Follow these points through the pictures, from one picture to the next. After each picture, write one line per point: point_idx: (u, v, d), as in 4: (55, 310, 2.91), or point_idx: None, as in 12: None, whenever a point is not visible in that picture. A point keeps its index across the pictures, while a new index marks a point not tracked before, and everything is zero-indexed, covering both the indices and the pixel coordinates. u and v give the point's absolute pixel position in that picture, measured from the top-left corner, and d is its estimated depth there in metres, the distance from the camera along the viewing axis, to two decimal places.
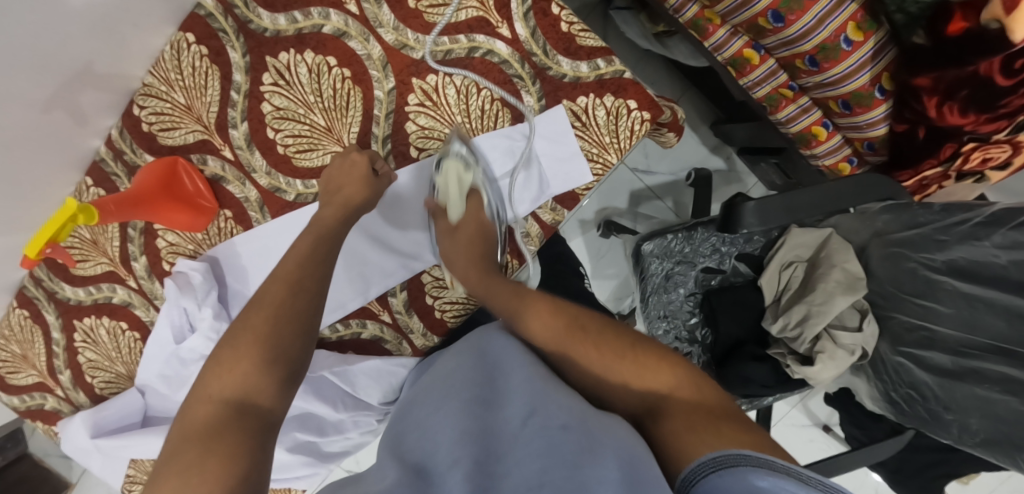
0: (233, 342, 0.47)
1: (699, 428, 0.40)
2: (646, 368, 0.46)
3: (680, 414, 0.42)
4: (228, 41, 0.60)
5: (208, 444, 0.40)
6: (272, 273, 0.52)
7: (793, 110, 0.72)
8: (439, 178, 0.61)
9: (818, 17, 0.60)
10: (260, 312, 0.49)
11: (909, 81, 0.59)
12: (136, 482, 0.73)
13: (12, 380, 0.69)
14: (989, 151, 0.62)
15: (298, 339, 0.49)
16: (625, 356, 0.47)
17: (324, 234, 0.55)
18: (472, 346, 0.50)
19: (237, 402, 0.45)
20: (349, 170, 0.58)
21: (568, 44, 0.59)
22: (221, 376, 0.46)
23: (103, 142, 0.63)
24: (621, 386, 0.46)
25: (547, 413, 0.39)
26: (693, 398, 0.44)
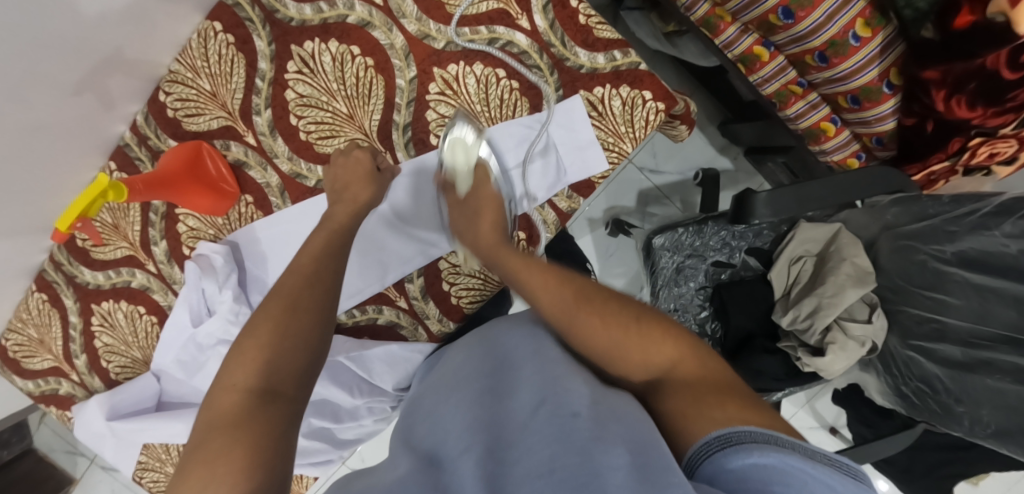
0: (252, 330, 0.44)
1: (709, 401, 0.38)
2: (652, 341, 0.43)
3: (687, 390, 0.39)
4: (254, 30, 0.62)
5: (234, 433, 0.37)
6: (289, 268, 0.50)
7: (802, 106, 0.74)
8: (446, 150, 0.62)
9: (827, 14, 0.62)
10: (279, 302, 0.46)
11: (918, 73, 0.61)
12: (148, 469, 0.73)
13: (28, 364, 0.70)
14: (995, 145, 0.62)
15: (317, 329, 0.46)
16: (631, 329, 0.44)
17: (338, 228, 0.55)
18: (484, 338, 0.48)
19: (262, 390, 0.41)
20: (353, 167, 0.59)
21: (586, 35, 0.60)
22: (243, 364, 0.42)
23: (128, 128, 0.65)
24: (623, 358, 0.43)
25: (565, 399, 0.36)
26: (698, 372, 0.42)
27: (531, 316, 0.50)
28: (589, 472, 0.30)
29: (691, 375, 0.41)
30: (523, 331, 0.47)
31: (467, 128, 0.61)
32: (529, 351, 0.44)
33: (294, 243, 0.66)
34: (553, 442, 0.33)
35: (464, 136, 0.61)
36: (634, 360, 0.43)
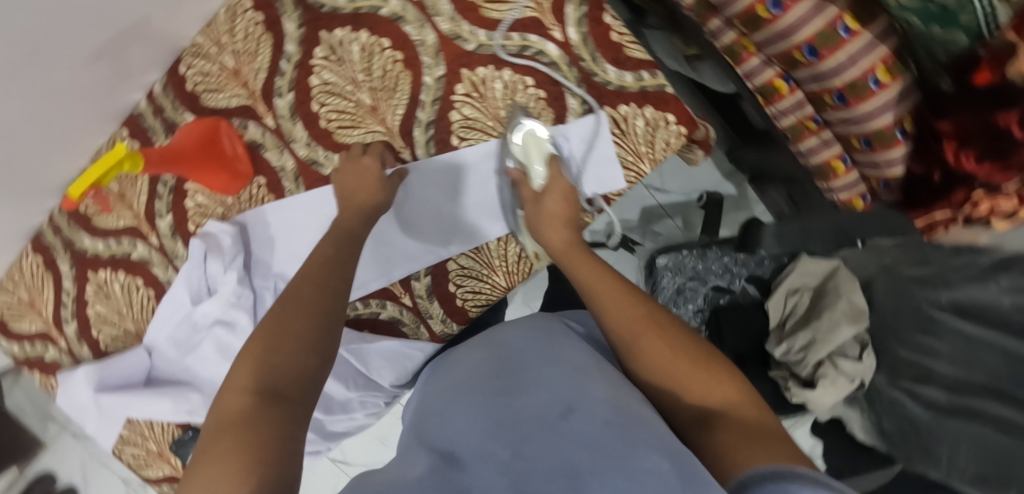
0: (262, 335, 0.44)
1: (756, 440, 0.36)
2: (714, 380, 0.42)
3: (735, 428, 0.38)
4: (285, 12, 0.61)
5: (241, 432, 0.37)
6: (298, 274, 0.51)
7: (816, 142, 0.75)
8: (518, 146, 0.60)
9: (851, 55, 0.63)
10: (287, 310, 0.46)
11: (932, 122, 0.61)
12: (128, 443, 0.72)
13: (17, 326, 0.69)
14: (998, 202, 0.58)
15: (324, 333, 0.45)
16: (692, 360, 0.43)
17: (343, 234, 0.56)
18: (493, 342, 0.48)
19: (269, 390, 0.40)
20: (360, 174, 0.60)
21: (617, 53, 0.60)
22: (251, 367, 0.42)
23: (145, 97, 0.64)
24: (680, 383, 0.42)
25: (582, 405, 0.36)
26: (755, 418, 0.39)
27: (544, 327, 0.50)
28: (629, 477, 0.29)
29: (747, 419, 0.39)
30: (535, 336, 0.47)
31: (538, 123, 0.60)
32: (539, 355, 0.44)
33: (301, 230, 0.64)
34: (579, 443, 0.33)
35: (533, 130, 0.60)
36: (689, 391, 0.42)
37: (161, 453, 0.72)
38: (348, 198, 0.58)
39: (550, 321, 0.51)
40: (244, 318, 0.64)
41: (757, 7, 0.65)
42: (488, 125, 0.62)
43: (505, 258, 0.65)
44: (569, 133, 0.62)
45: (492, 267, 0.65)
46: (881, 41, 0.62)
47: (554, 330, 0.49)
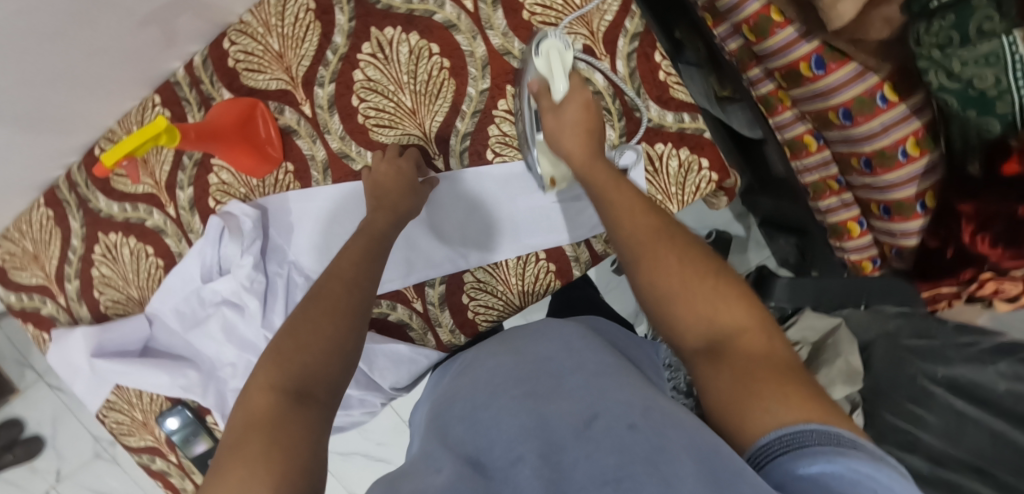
0: (292, 331, 0.44)
1: (763, 383, 0.36)
2: (724, 303, 0.41)
3: (742, 361, 0.38)
4: (338, 3, 0.60)
5: (272, 433, 0.36)
6: (327, 270, 0.50)
7: (835, 202, 0.76)
8: (540, 59, 0.57)
9: (885, 125, 0.65)
10: (317, 307, 0.45)
11: (956, 204, 0.64)
12: (114, 409, 0.70)
13: (17, 276, 0.67)
14: (1005, 284, 0.61)
15: (354, 333, 0.45)
16: (707, 279, 0.43)
17: (377, 235, 0.54)
18: (516, 347, 0.48)
19: (296, 388, 0.40)
20: (393, 175, 0.59)
21: (662, 92, 0.62)
22: (279, 365, 0.41)
23: (182, 66, 0.63)
24: (690, 303, 0.42)
25: (609, 412, 0.36)
26: (764, 348, 0.39)
27: (563, 331, 0.49)
28: (657, 478, 0.29)
29: (755, 348, 0.39)
30: (560, 346, 0.46)
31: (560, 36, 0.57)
32: (567, 364, 0.43)
33: (322, 221, 0.64)
34: (610, 453, 0.32)
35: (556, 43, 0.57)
36: (698, 310, 0.41)
37: (146, 423, 0.71)
38: (377, 197, 0.57)
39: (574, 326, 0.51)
40: (253, 302, 0.63)
41: (801, 64, 0.67)
42: None
43: (521, 276, 0.65)
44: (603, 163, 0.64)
45: (508, 283, 0.66)
46: (915, 114, 0.65)
47: (576, 336, 0.49)
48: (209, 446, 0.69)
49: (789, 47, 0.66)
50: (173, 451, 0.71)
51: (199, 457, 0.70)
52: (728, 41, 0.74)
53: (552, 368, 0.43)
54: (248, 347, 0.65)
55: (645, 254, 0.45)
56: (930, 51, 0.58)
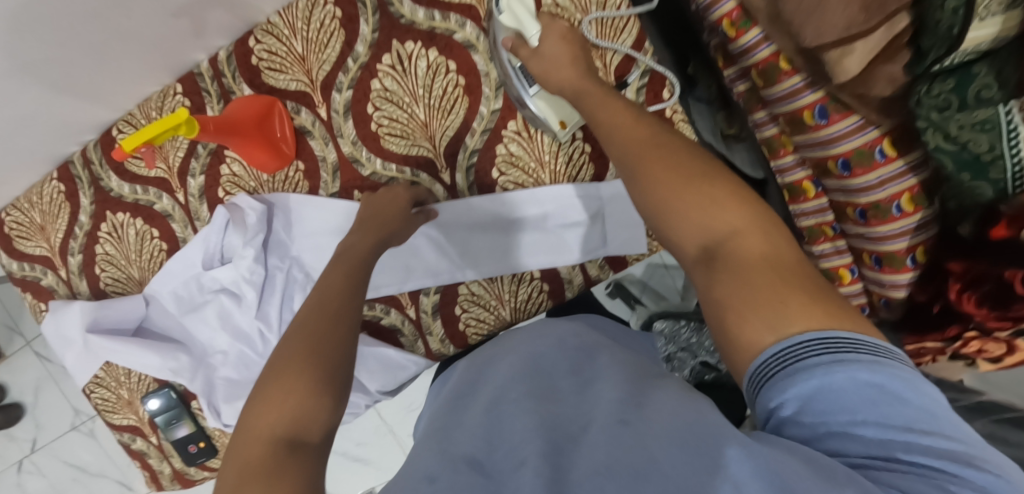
0: (276, 379, 0.43)
1: (762, 288, 0.35)
2: (721, 207, 0.40)
3: (738, 268, 0.37)
4: (363, 13, 0.62)
5: (268, 478, 0.34)
6: (305, 307, 0.50)
7: (829, 248, 0.77)
8: (506, 15, 0.58)
9: (881, 178, 0.67)
10: (302, 345, 0.45)
11: (944, 262, 0.66)
12: (101, 385, 0.70)
13: (21, 245, 0.69)
14: (987, 344, 0.62)
15: (342, 367, 0.45)
16: (693, 182, 0.41)
17: (354, 265, 0.55)
18: (507, 349, 0.50)
19: (289, 434, 0.39)
20: (389, 200, 0.61)
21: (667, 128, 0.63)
22: (268, 413, 0.40)
23: (206, 59, 0.65)
24: (681, 215, 0.41)
25: (601, 415, 0.37)
26: (762, 250, 0.38)
27: (557, 331, 0.52)
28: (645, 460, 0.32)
29: (751, 248, 0.38)
30: (549, 350, 0.48)
31: None
32: (558, 369, 0.45)
33: (328, 222, 0.65)
34: (603, 447, 0.34)
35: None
36: (692, 218, 0.40)
37: (131, 402, 0.71)
38: (366, 219, 0.60)
39: (566, 323, 0.54)
40: (252, 292, 0.65)
41: (805, 112, 0.69)
42: (530, 166, 0.65)
43: (515, 293, 0.67)
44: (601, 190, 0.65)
45: (501, 299, 0.67)
46: (912, 172, 0.66)
47: (568, 335, 0.52)
48: (190, 431, 0.71)
49: (795, 94, 0.68)
50: (154, 432, 0.72)
51: (179, 441, 0.71)
52: (734, 83, 0.75)
53: (543, 374, 0.45)
54: (241, 337, 0.67)
55: (640, 170, 0.44)
56: (929, 113, 0.59)
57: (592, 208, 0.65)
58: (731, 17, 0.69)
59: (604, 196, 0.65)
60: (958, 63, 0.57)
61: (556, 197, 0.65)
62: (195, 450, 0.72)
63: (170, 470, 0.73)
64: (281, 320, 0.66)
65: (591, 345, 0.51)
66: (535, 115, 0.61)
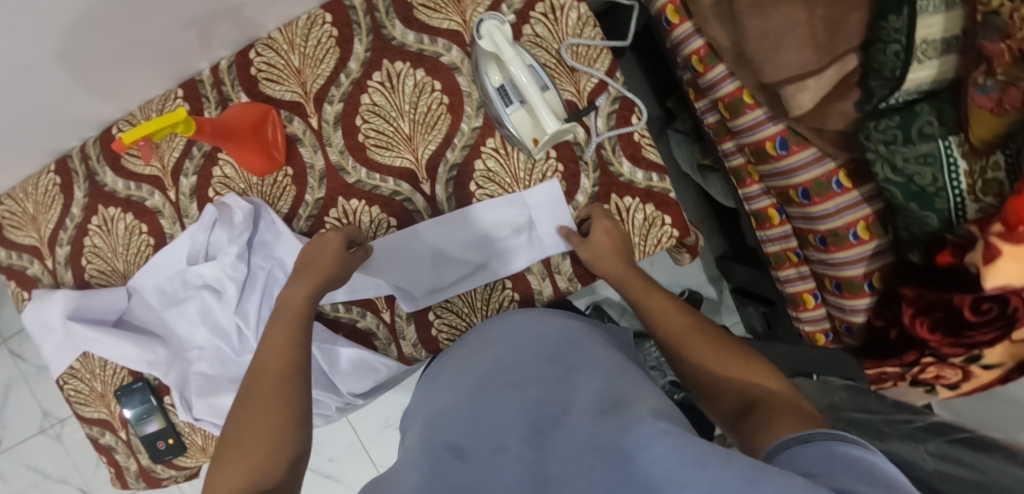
0: (235, 443, 0.48)
1: (783, 418, 0.44)
2: (754, 373, 0.52)
3: (769, 411, 0.46)
4: (358, 34, 0.67)
5: None
6: (255, 368, 0.55)
7: (793, 273, 0.81)
8: (485, 40, 0.61)
9: (838, 207, 0.71)
10: (259, 408, 0.50)
11: (899, 288, 0.69)
12: (76, 377, 0.72)
13: (12, 234, 0.71)
14: (944, 370, 0.68)
15: (296, 421, 0.50)
16: (740, 363, 0.53)
17: (294, 316, 0.59)
18: (491, 338, 0.64)
19: (257, 482, 0.44)
20: (320, 250, 0.62)
21: (635, 151, 0.68)
22: (229, 472, 0.45)
23: (209, 68, 0.70)
24: (727, 383, 0.52)
25: (581, 405, 0.50)
26: (791, 400, 0.48)
27: (544, 326, 0.64)
28: (636, 442, 0.41)
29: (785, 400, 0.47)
30: (528, 343, 0.62)
31: (496, 15, 0.61)
32: (544, 359, 0.58)
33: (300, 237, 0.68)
34: (589, 429, 0.46)
35: (495, 27, 0.61)
36: (739, 386, 0.51)
37: (104, 395, 0.72)
38: (304, 266, 0.62)
39: (564, 318, 0.67)
40: (232, 289, 0.67)
41: (767, 143, 0.73)
42: (506, 182, 0.68)
43: (488, 301, 0.71)
44: (526, 199, 0.68)
45: (473, 307, 0.71)
46: (866, 201, 0.71)
47: (553, 327, 0.64)
48: (160, 427, 0.72)
49: (757, 127, 0.73)
50: (123, 428, 0.72)
51: (148, 437, 0.72)
52: (706, 114, 0.80)
53: (526, 364, 0.58)
54: (219, 332, 0.70)
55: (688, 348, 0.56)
56: (877, 146, 0.63)
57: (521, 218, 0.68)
58: (700, 53, 0.74)
59: (529, 205, 0.68)
60: (902, 102, 0.62)
61: (497, 213, 0.68)
62: (163, 446, 0.72)
63: (136, 467, 0.73)
64: (259, 317, 0.69)
65: (577, 339, 0.62)
66: (511, 134, 0.64)
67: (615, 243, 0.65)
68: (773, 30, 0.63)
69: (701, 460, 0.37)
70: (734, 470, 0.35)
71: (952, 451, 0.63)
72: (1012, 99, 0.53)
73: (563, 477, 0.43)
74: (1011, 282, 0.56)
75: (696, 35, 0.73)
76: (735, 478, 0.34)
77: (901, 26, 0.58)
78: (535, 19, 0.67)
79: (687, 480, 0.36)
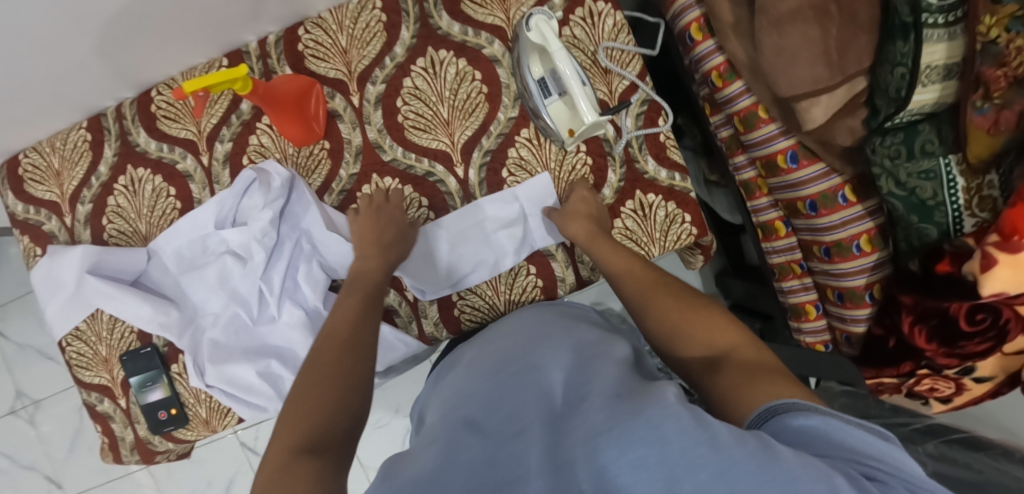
0: (296, 398, 0.48)
1: (756, 379, 0.45)
2: (715, 326, 0.53)
3: (738, 369, 0.47)
4: (406, 22, 0.70)
5: (290, 481, 0.40)
6: (325, 332, 0.55)
7: (796, 284, 0.86)
8: (532, 33, 0.65)
9: (843, 219, 0.76)
10: (316, 371, 0.50)
11: (898, 296, 0.72)
12: (80, 339, 0.70)
13: (33, 189, 0.71)
14: (938, 382, 0.72)
15: (355, 391, 0.49)
16: (700, 311, 0.55)
17: (369, 291, 0.61)
18: (516, 330, 0.62)
19: (310, 446, 0.43)
20: (376, 228, 0.66)
21: (660, 150, 0.72)
22: (287, 431, 0.45)
23: (256, 41, 0.72)
24: (688, 334, 0.53)
25: (598, 391, 0.44)
26: (754, 358, 0.49)
27: (565, 329, 0.60)
28: (646, 423, 0.36)
29: (748, 357, 0.49)
30: (552, 335, 0.59)
31: (544, 11, 0.65)
32: (563, 354, 0.53)
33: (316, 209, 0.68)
34: (605, 411, 0.39)
35: (544, 22, 0.65)
36: (699, 337, 0.53)
37: (107, 360, 0.70)
38: (366, 245, 0.65)
39: (576, 323, 0.62)
40: (260, 255, 0.67)
41: (778, 156, 0.78)
42: (537, 170, 0.71)
43: (511, 286, 0.72)
44: (518, 193, 0.71)
45: (497, 290, 0.72)
46: (869, 215, 0.76)
47: (568, 329, 0.60)
48: (164, 396, 0.69)
49: (769, 141, 0.78)
50: (124, 395, 0.70)
51: (150, 406, 0.69)
52: (720, 129, 0.85)
53: (543, 352, 0.54)
54: (237, 299, 0.69)
55: (646, 301, 0.58)
56: (883, 159, 0.69)
57: (512, 212, 0.71)
58: (720, 69, 0.79)
59: (520, 198, 0.71)
60: (906, 121, 0.67)
61: (493, 208, 0.71)
62: (165, 417, 0.70)
63: (132, 438, 0.71)
64: (281, 287, 0.69)
65: (593, 337, 0.57)
66: (547, 124, 0.68)
67: (586, 224, 0.66)
68: (788, 48, 0.69)
69: (715, 440, 0.34)
70: (746, 450, 0.33)
71: (950, 451, 0.65)
72: (1006, 121, 0.59)
73: (573, 460, 0.38)
74: (1007, 288, 0.60)
75: (717, 52, 0.79)
76: (747, 459, 0.32)
77: (907, 51, 0.63)
78: (574, 22, 0.71)
79: (698, 460, 0.33)
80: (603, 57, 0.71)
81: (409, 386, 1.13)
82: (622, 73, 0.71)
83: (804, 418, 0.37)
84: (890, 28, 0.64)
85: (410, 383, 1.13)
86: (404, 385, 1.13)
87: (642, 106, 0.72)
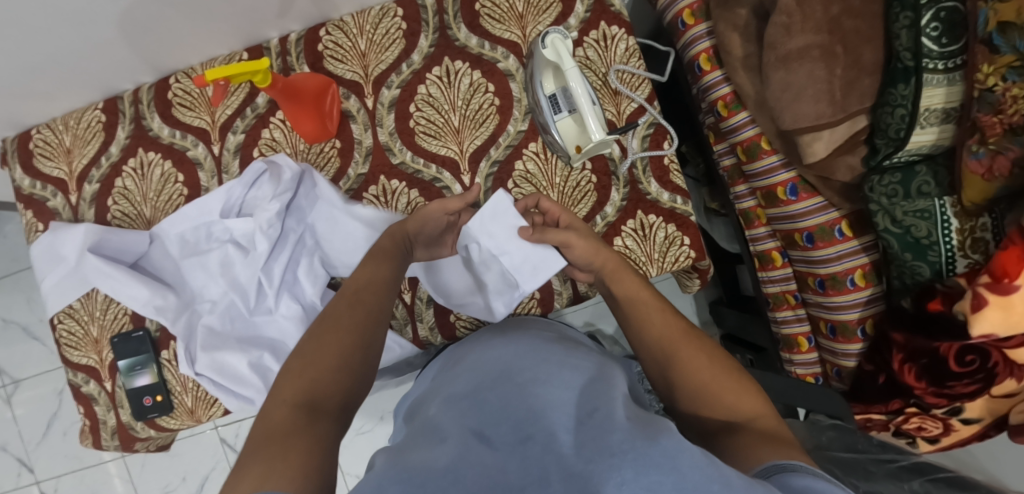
0: (302, 354, 0.50)
1: (774, 442, 0.43)
2: (711, 369, 0.50)
3: (753, 431, 0.44)
4: (425, 30, 0.72)
5: (287, 438, 0.41)
6: (338, 294, 0.57)
7: (790, 315, 0.87)
8: (547, 50, 0.67)
9: (839, 253, 0.77)
10: (325, 330, 0.51)
11: (890, 333, 0.73)
12: (72, 317, 0.70)
13: (40, 164, 0.71)
14: (925, 421, 0.72)
15: (359, 351, 0.51)
16: (712, 366, 0.51)
17: (388, 245, 0.61)
18: (516, 336, 0.60)
19: (309, 402, 0.45)
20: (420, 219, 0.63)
21: (663, 174, 0.73)
22: (290, 383, 0.46)
23: (277, 38, 0.73)
24: (712, 399, 0.48)
25: (612, 410, 0.41)
26: (765, 419, 0.46)
27: (567, 348, 0.58)
28: (662, 452, 0.35)
29: (749, 411, 0.47)
30: (558, 348, 0.56)
31: (561, 32, 0.67)
32: (565, 365, 0.51)
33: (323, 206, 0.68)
34: (621, 430, 0.38)
35: (562, 40, 0.67)
36: (725, 402, 0.48)
37: (97, 341, 0.70)
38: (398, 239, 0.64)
39: (576, 347, 0.59)
40: (263, 245, 0.68)
41: (778, 188, 0.80)
42: (542, 184, 0.72)
43: None
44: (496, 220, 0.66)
45: None
46: (865, 251, 0.77)
47: (564, 346, 0.57)
48: (151, 382, 0.68)
49: (771, 172, 0.80)
50: (110, 378, 0.69)
51: (136, 391, 0.68)
52: (723, 157, 0.87)
53: (546, 356, 0.52)
54: (236, 289, 0.70)
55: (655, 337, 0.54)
56: (880, 198, 0.70)
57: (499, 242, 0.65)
58: (726, 99, 0.82)
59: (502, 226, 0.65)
60: (904, 162, 0.70)
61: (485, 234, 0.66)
62: (149, 403, 0.69)
63: (114, 423, 0.70)
64: (281, 280, 0.69)
65: (599, 363, 0.55)
66: (556, 140, 0.69)
67: None
68: (794, 83, 0.71)
69: (727, 481, 0.34)
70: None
71: (935, 489, 0.63)
72: (1000, 168, 0.60)
73: (587, 474, 0.35)
74: (995, 330, 0.60)
75: (724, 82, 0.82)
76: None
77: (907, 94, 0.65)
78: (588, 44, 0.73)
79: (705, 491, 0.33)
80: (613, 78, 0.72)
81: (394, 392, 1.12)
82: (633, 95, 0.73)
83: (800, 471, 0.37)
84: (892, 71, 0.67)
85: (395, 389, 1.12)
86: (389, 391, 1.12)
87: (649, 128, 0.73)
